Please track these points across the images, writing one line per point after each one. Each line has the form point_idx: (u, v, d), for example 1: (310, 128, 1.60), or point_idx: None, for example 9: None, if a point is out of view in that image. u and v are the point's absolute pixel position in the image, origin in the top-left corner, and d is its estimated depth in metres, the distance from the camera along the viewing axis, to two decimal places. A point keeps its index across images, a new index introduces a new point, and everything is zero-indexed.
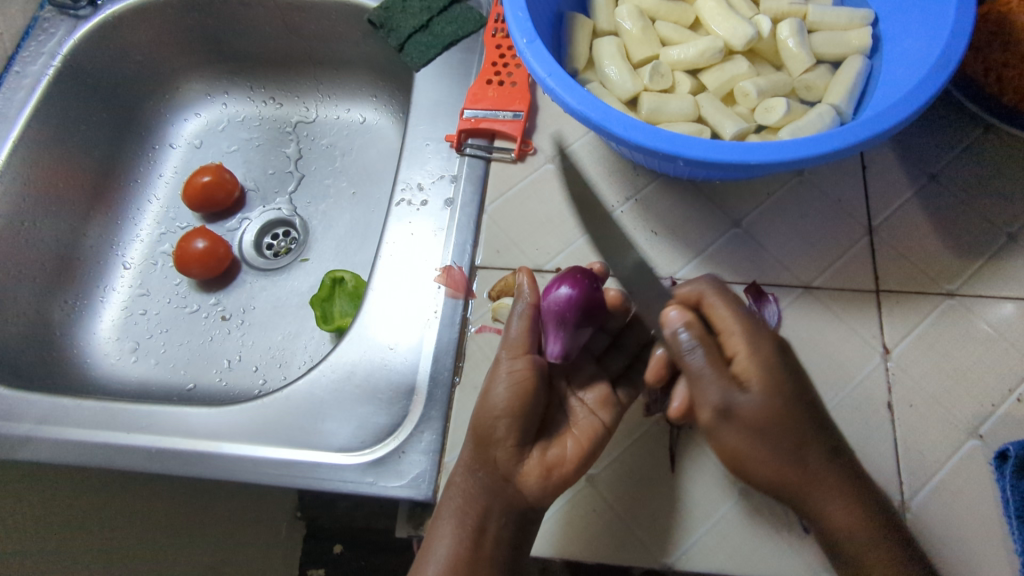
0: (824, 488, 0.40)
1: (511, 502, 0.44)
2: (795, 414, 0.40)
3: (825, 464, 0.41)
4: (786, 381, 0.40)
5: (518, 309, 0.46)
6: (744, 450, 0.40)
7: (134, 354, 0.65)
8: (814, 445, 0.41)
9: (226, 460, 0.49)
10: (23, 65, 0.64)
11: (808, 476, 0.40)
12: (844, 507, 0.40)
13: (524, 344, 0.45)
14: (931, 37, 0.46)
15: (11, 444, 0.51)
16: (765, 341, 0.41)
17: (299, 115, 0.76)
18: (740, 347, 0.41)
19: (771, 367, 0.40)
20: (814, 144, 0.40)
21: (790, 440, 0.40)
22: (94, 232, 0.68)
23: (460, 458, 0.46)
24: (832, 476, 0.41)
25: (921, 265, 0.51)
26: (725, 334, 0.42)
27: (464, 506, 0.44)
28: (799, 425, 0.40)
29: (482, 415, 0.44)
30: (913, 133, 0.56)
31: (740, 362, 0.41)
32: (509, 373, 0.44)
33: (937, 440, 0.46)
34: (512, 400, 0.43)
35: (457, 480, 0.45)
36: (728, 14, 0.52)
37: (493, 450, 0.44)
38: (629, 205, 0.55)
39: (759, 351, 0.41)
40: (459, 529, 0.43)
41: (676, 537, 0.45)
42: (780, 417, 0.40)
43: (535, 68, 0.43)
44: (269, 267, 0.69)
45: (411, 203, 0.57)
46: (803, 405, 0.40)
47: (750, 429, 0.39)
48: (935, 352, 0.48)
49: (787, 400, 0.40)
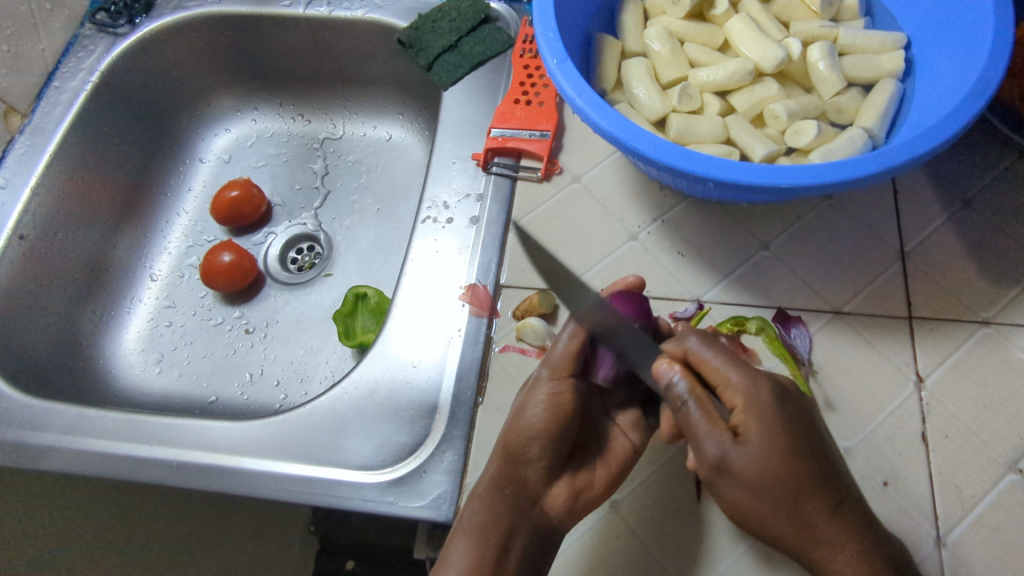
0: (832, 542, 0.39)
1: (534, 519, 0.44)
2: (799, 468, 0.39)
3: (831, 518, 0.39)
4: (787, 432, 0.39)
5: (570, 329, 0.46)
6: (743, 504, 0.39)
7: (158, 365, 0.65)
8: (820, 496, 0.39)
9: (246, 475, 0.49)
10: (62, 80, 0.66)
11: (813, 528, 0.39)
12: (854, 562, 0.39)
13: (567, 366, 0.45)
14: (968, 62, 0.45)
15: (37, 454, 0.51)
16: (765, 390, 0.40)
17: (326, 131, 0.77)
18: (737, 399, 0.40)
19: (770, 419, 0.39)
20: (848, 169, 0.39)
21: (792, 493, 0.39)
22: (123, 244, 0.69)
23: (485, 472, 0.45)
24: (841, 530, 0.39)
25: (956, 292, 0.50)
26: (721, 386, 0.42)
27: (487, 525, 0.43)
28: (802, 477, 0.39)
29: (513, 433, 0.44)
30: (947, 157, 0.55)
31: (737, 414, 0.40)
32: (550, 397, 0.45)
33: (974, 472, 0.45)
34: (548, 422, 0.44)
35: (481, 492, 0.44)
36: (758, 36, 0.52)
37: (524, 469, 0.44)
38: (655, 226, 0.55)
39: (757, 402, 0.40)
40: (480, 546, 0.43)
41: (701, 567, 0.44)
42: (781, 470, 0.38)
43: (565, 89, 0.43)
44: (294, 281, 0.70)
45: (436, 220, 0.57)
46: (808, 455, 0.39)
47: (747, 483, 0.39)
48: (971, 382, 0.47)
49: (787, 453, 0.39)
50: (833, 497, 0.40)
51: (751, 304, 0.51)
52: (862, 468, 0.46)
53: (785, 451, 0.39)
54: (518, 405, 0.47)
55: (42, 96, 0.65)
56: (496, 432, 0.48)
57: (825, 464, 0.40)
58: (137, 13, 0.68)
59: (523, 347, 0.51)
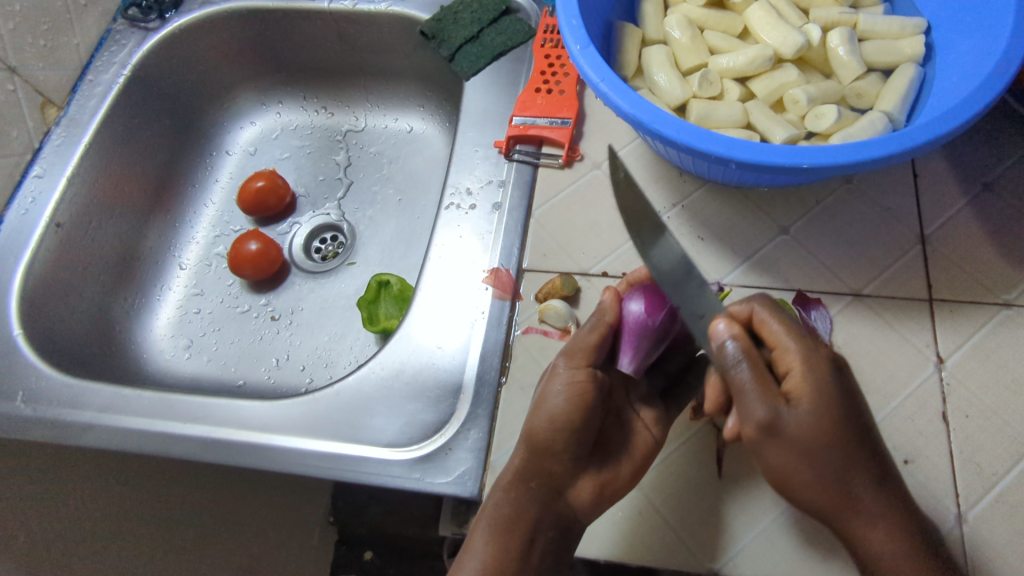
0: (870, 512, 0.40)
1: (560, 510, 0.45)
2: (846, 435, 0.39)
3: (872, 489, 0.40)
4: (839, 398, 0.39)
5: (591, 322, 0.47)
6: (789, 468, 0.39)
7: (187, 351, 0.67)
8: (864, 465, 0.40)
9: (277, 452, 0.50)
10: (96, 73, 0.68)
11: (853, 497, 0.40)
12: (888, 534, 0.40)
13: (586, 355, 0.45)
14: (989, 46, 0.46)
15: (76, 431, 0.53)
16: (823, 357, 0.40)
17: (349, 123, 0.79)
18: (795, 363, 0.40)
19: (825, 385, 0.39)
20: (870, 148, 0.39)
21: (839, 460, 0.39)
22: (154, 233, 0.71)
23: (509, 465, 0.46)
24: (877, 499, 0.40)
25: (977, 275, 0.50)
26: (779, 350, 0.41)
27: (512, 517, 0.44)
28: (850, 444, 0.39)
29: (533, 424, 0.44)
30: (967, 142, 0.55)
31: (792, 379, 0.40)
32: (570, 385, 0.44)
33: (995, 452, 0.45)
34: (568, 412, 0.43)
35: (506, 485, 0.45)
36: (777, 23, 0.52)
37: (548, 461, 0.44)
38: (676, 211, 0.55)
39: (816, 367, 0.40)
40: (506, 539, 0.44)
41: (723, 543, 0.45)
42: (830, 435, 0.39)
43: (588, 73, 0.44)
44: (318, 269, 0.71)
45: (459, 207, 0.58)
46: (856, 424, 0.40)
47: (795, 447, 0.39)
48: (992, 363, 0.47)
49: (839, 419, 0.39)
50: (874, 468, 0.40)
51: (771, 287, 0.52)
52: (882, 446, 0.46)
53: (837, 417, 0.39)
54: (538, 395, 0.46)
55: (76, 90, 0.67)
56: (520, 412, 0.49)
57: (869, 433, 0.40)
58: (167, 8, 0.70)
59: (545, 329, 0.52)
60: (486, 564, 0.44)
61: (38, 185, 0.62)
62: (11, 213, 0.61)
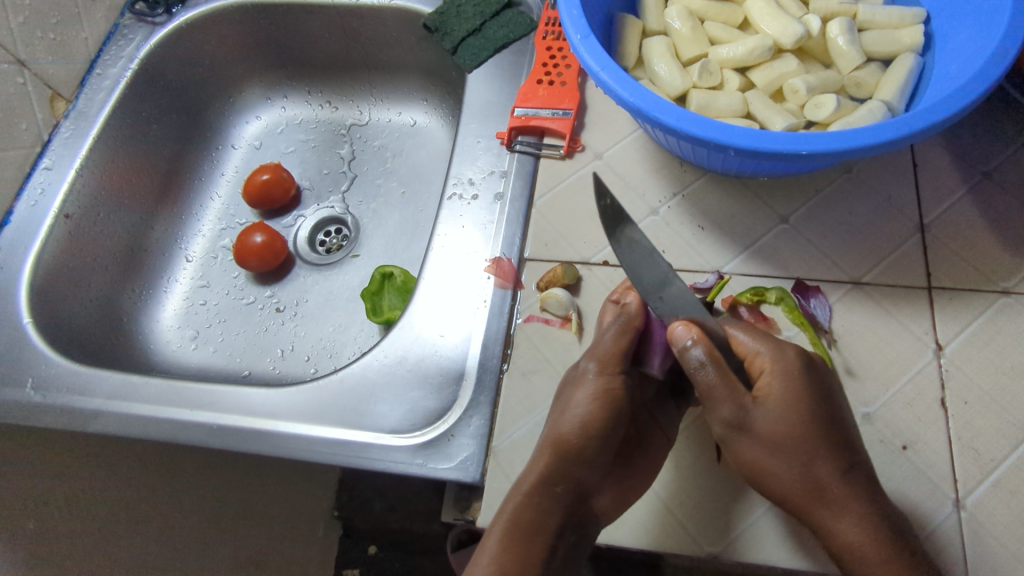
0: (840, 504, 0.41)
1: (580, 515, 0.45)
2: (812, 429, 0.41)
3: (842, 482, 0.41)
4: (805, 394, 0.42)
5: (617, 326, 0.47)
6: (756, 462, 0.42)
7: (194, 342, 0.68)
8: (833, 460, 0.41)
9: (282, 438, 0.51)
10: (104, 67, 0.69)
11: (820, 490, 0.41)
12: (858, 526, 0.41)
13: (616, 361, 0.47)
14: (987, 35, 0.46)
15: (84, 418, 0.54)
16: (791, 357, 0.42)
17: (353, 118, 0.79)
18: (762, 364, 0.43)
19: (792, 384, 0.42)
20: (867, 135, 0.40)
21: (803, 453, 0.41)
22: (161, 225, 0.72)
23: (531, 468, 0.45)
24: (848, 493, 0.41)
25: (976, 263, 0.50)
26: (750, 357, 0.44)
27: (533, 523, 0.43)
28: (815, 439, 0.41)
29: (562, 430, 0.45)
30: (967, 131, 0.55)
31: (762, 380, 0.43)
32: (601, 391, 0.46)
33: (994, 436, 0.45)
34: (598, 418, 0.45)
35: (530, 489, 0.44)
36: (777, 13, 0.53)
37: (574, 465, 0.45)
38: (676, 201, 0.56)
39: (782, 367, 0.42)
40: (526, 545, 0.43)
41: (722, 527, 0.45)
42: (795, 429, 0.41)
43: (589, 62, 0.45)
44: (322, 262, 0.72)
45: (462, 197, 0.59)
46: (826, 421, 0.42)
47: (759, 440, 0.42)
48: (991, 350, 0.48)
49: (803, 413, 0.41)
50: (844, 464, 0.42)
51: (771, 276, 0.52)
52: (881, 432, 0.46)
53: (803, 414, 0.41)
54: (558, 399, 0.48)
55: (85, 83, 0.68)
56: (521, 399, 0.50)
57: (841, 431, 0.42)
58: (173, 3, 0.71)
59: (547, 318, 0.53)
60: (499, 565, 0.42)
61: (47, 177, 0.63)
62: (21, 204, 0.62)
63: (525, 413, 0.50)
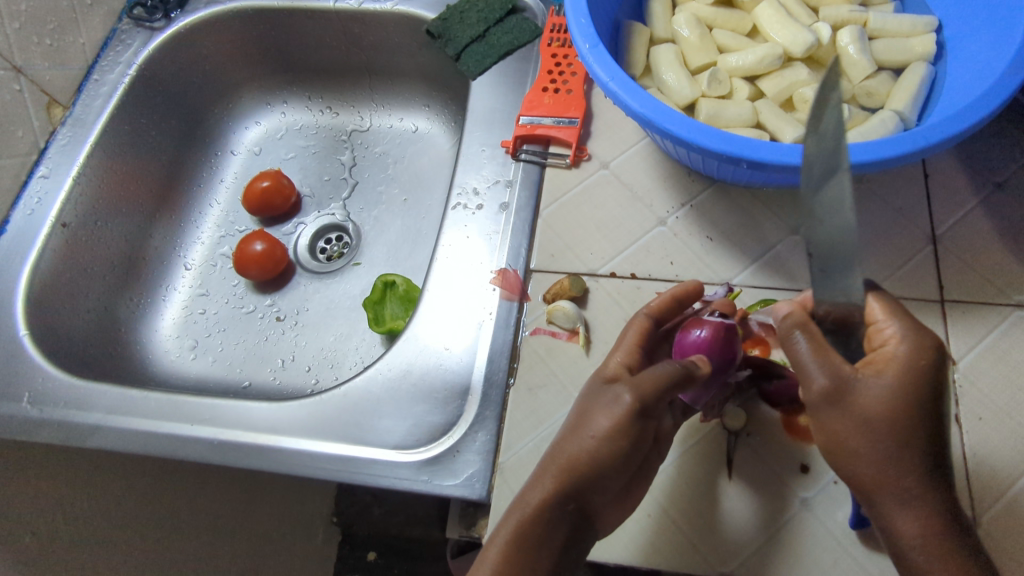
0: (912, 495, 0.38)
1: (583, 529, 0.42)
2: (918, 417, 0.37)
3: (926, 475, 0.38)
4: (924, 381, 0.37)
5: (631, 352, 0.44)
6: (844, 436, 0.38)
7: (193, 352, 0.67)
8: (919, 451, 0.38)
9: (284, 455, 0.50)
10: (102, 73, 0.68)
11: (899, 477, 0.38)
12: (923, 522, 0.38)
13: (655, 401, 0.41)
14: (1003, 45, 0.45)
15: (83, 433, 0.53)
16: (927, 341, 0.38)
17: (354, 123, 0.78)
18: (892, 339, 0.38)
19: (913, 367, 0.37)
20: (881, 148, 0.39)
21: (897, 438, 0.38)
22: (160, 233, 0.71)
23: (541, 483, 0.42)
24: (928, 487, 0.38)
25: (988, 276, 0.50)
26: (878, 327, 0.39)
27: (541, 537, 0.41)
28: (917, 427, 0.37)
29: (576, 451, 0.41)
30: (979, 141, 0.55)
31: (881, 354, 0.38)
32: (625, 430, 0.41)
33: (1009, 453, 0.44)
34: (616, 456, 0.41)
35: (538, 506, 0.41)
36: (786, 21, 0.52)
37: (586, 486, 0.41)
38: (685, 211, 0.55)
39: (912, 348, 0.38)
40: (532, 559, 0.40)
41: (733, 548, 0.44)
42: (896, 415, 0.37)
43: (597, 72, 0.44)
44: (323, 270, 0.71)
45: (467, 207, 0.58)
46: (930, 412, 0.38)
47: (858, 417, 0.38)
48: (1005, 365, 0.47)
49: (912, 399, 0.37)
50: (939, 457, 0.38)
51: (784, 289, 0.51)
52: None
53: (910, 399, 0.37)
54: (580, 418, 0.43)
55: (82, 89, 0.67)
56: (529, 412, 0.49)
57: (937, 424, 0.38)
58: (173, 8, 0.70)
59: (553, 331, 0.52)
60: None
61: (43, 186, 0.62)
62: (17, 213, 0.61)
63: (532, 429, 0.49)
